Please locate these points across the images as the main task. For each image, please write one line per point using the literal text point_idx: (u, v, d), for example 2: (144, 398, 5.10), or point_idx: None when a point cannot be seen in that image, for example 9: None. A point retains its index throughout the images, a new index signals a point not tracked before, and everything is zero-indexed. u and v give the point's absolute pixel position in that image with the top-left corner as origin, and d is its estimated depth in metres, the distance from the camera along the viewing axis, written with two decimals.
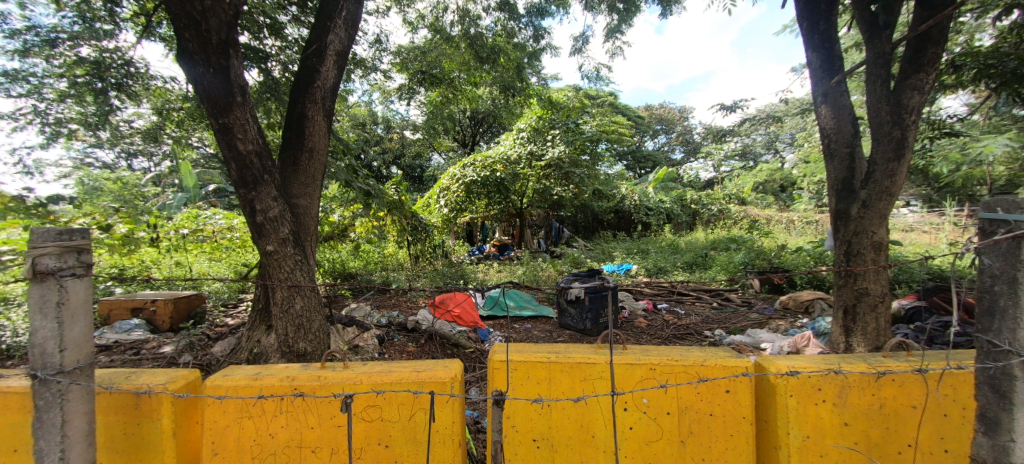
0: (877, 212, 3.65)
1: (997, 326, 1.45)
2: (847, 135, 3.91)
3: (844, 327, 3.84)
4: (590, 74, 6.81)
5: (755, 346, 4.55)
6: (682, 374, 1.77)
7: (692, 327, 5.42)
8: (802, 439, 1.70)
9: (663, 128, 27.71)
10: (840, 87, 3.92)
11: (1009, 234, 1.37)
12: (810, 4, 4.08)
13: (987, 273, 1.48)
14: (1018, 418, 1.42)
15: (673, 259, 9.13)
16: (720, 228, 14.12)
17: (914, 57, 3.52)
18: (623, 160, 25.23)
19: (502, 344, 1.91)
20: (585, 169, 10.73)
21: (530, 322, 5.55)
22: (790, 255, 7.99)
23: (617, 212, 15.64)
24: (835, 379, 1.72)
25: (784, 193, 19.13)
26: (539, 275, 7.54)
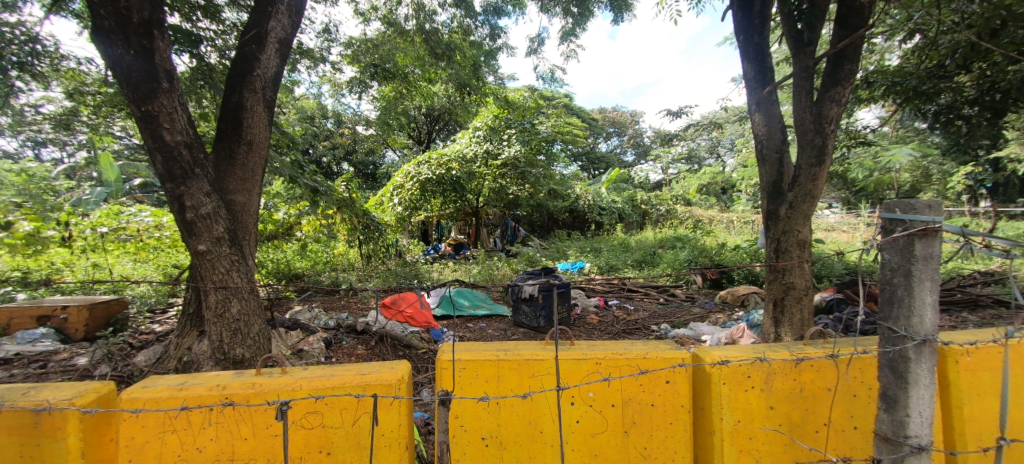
0: (802, 213, 3.97)
1: (896, 314, 1.63)
2: (777, 141, 4.22)
3: (773, 318, 4.15)
4: (546, 75, 6.90)
5: (696, 339, 4.81)
6: (626, 367, 1.83)
7: (640, 322, 5.64)
8: (733, 424, 1.82)
9: (616, 131, 28.61)
10: (770, 97, 4.22)
11: (905, 232, 1.55)
12: (745, 17, 4.36)
13: (887, 267, 1.65)
14: (912, 396, 1.61)
15: (624, 257, 9.45)
16: (668, 228, 14.80)
17: (833, 72, 3.85)
18: (577, 161, 25.81)
19: (449, 344, 1.89)
20: (540, 169, 10.86)
21: (484, 321, 5.55)
22: (729, 253, 8.50)
23: (572, 211, 15.96)
24: (762, 366, 1.85)
25: (725, 195, 20.33)
26: (494, 274, 7.55)
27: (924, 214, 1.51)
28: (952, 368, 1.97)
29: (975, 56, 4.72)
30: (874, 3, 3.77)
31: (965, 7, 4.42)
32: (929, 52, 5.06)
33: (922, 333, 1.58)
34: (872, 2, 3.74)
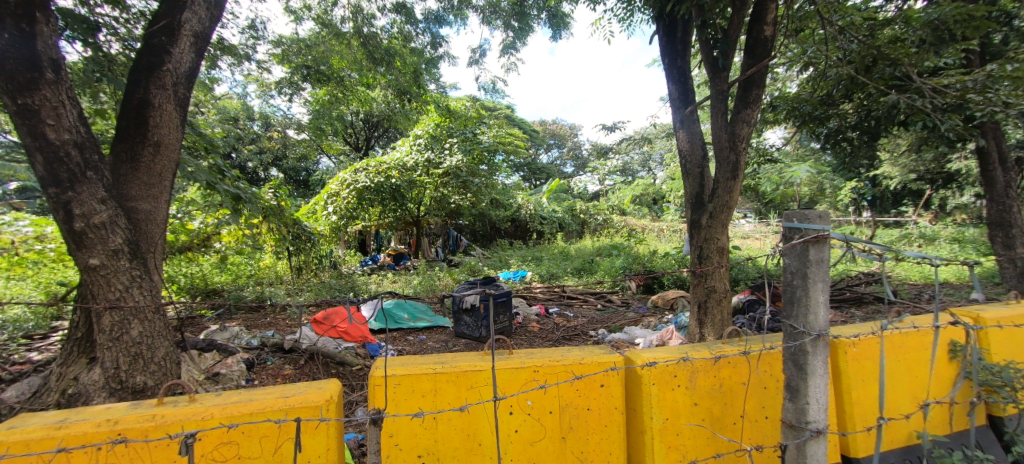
0: (720, 222, 4.32)
1: (796, 312, 1.81)
2: (698, 156, 4.58)
3: (698, 320, 4.45)
4: (487, 86, 6.97)
5: (631, 342, 5.02)
6: (562, 374, 1.87)
7: (579, 328, 5.80)
8: (662, 422, 1.92)
9: (556, 143, 29.47)
10: (692, 115, 4.58)
11: (801, 239, 1.74)
12: (670, 42, 4.71)
13: (788, 270, 1.84)
14: (811, 385, 1.80)
15: (564, 265, 9.70)
16: (604, 236, 15.43)
17: (743, 96, 4.25)
18: (519, 172, 26.26)
19: (382, 359, 1.81)
20: (482, 178, 10.89)
21: (425, 333, 5.43)
22: (660, 260, 9.02)
23: (513, 220, 16.13)
24: (686, 366, 1.98)
25: (657, 205, 21.62)
26: (435, 284, 7.41)
27: (815, 223, 1.72)
28: (842, 358, 2.23)
29: (856, 88, 5.44)
30: (775, 36, 4.24)
31: (847, 45, 5.10)
32: (821, 82, 5.76)
33: (817, 328, 1.77)
34: (774, 36, 4.20)
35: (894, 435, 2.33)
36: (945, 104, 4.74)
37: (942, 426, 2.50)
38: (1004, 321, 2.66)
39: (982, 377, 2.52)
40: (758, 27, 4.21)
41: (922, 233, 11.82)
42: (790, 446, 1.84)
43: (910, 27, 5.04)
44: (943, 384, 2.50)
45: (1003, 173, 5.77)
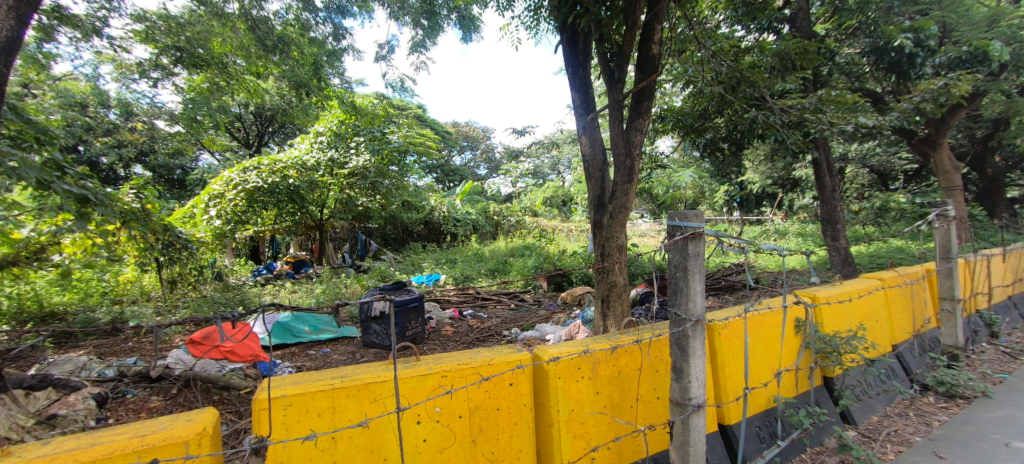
0: (619, 221, 4.65)
1: (678, 300, 2.02)
2: (599, 161, 4.88)
3: (602, 313, 4.75)
4: (395, 84, 6.75)
5: (542, 339, 5.17)
6: (469, 376, 1.85)
7: (493, 329, 5.84)
8: (568, 414, 2.01)
9: (469, 145, 29.50)
10: (593, 122, 4.88)
11: (682, 236, 1.94)
12: (572, 53, 4.97)
13: (672, 264, 2.03)
14: (693, 365, 2.02)
15: (478, 267, 9.73)
16: (517, 237, 15.81)
17: (636, 107, 4.63)
18: (432, 173, 25.81)
19: (268, 379, 1.62)
20: (393, 180, 10.48)
21: (329, 346, 5.07)
22: (569, 259, 9.44)
23: (426, 223, 15.81)
24: (588, 357, 2.09)
25: (566, 207, 22.70)
26: (341, 292, 6.95)
27: (692, 221, 1.93)
28: (717, 338, 2.53)
29: (725, 104, 6.23)
30: (661, 54, 4.68)
31: (717, 67, 5.81)
32: (699, 97, 6.48)
33: (695, 315, 1.99)
34: (660, 54, 4.64)
35: (757, 401, 2.72)
36: (789, 121, 5.64)
37: (792, 390, 2.97)
38: (833, 299, 3.24)
39: (820, 346, 3.04)
40: (647, 44, 4.62)
41: (779, 229, 13.92)
42: (677, 422, 2.06)
43: (764, 55, 5.91)
44: (792, 355, 2.98)
45: (831, 179, 7.02)
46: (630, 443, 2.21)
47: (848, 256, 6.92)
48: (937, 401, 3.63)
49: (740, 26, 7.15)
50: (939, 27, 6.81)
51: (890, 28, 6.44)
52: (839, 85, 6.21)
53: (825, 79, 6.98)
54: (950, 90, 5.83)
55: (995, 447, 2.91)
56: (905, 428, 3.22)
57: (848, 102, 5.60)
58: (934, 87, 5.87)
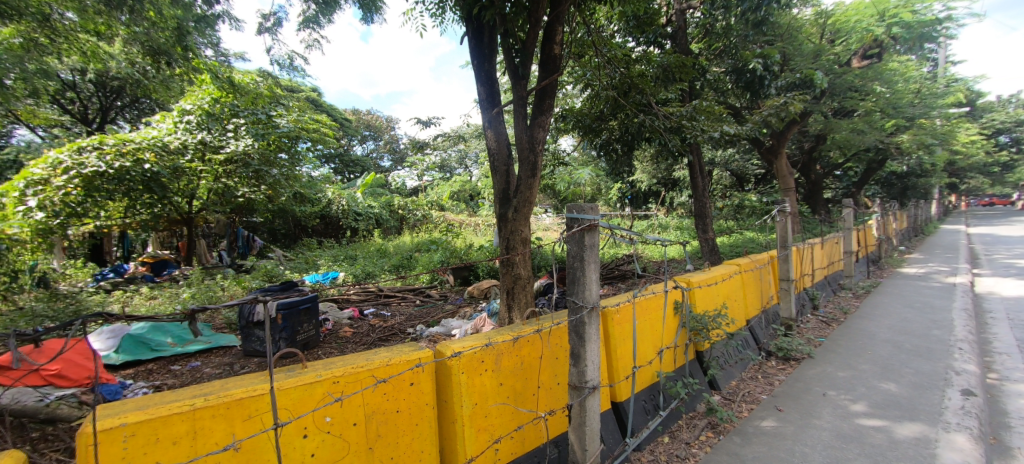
0: (524, 215, 4.74)
1: (575, 290, 2.11)
2: (504, 155, 4.90)
3: (507, 305, 4.82)
4: (283, 62, 6.11)
5: (447, 334, 5.09)
6: (363, 380, 1.73)
7: (397, 327, 5.61)
8: (471, 409, 1.98)
9: (371, 134, 28.00)
10: (499, 117, 4.87)
11: (580, 227, 2.03)
12: (478, 45, 4.92)
13: (570, 255, 2.12)
14: (588, 349, 2.14)
15: (381, 263, 9.29)
16: (423, 232, 15.44)
17: (540, 104, 4.75)
18: (329, 163, 23.97)
19: (99, 408, 1.32)
20: (282, 169, 9.31)
21: (201, 358, 4.44)
22: (476, 253, 9.47)
23: (322, 217, 14.67)
24: (491, 350, 2.09)
25: (473, 201, 22.79)
26: (216, 297, 6.12)
27: (588, 213, 2.03)
28: (609, 323, 2.71)
29: (618, 108, 6.70)
30: (562, 55, 4.87)
31: (612, 73, 6.25)
32: (596, 99, 6.87)
33: (590, 302, 2.10)
34: (561, 54, 4.81)
35: (643, 378, 2.98)
36: (670, 126, 6.27)
37: (672, 365, 3.31)
38: (704, 282, 3.67)
39: (693, 325, 3.43)
40: (548, 45, 4.77)
41: (663, 223, 15.45)
42: (575, 404, 2.17)
43: (650, 66, 6.49)
44: (672, 333, 3.31)
45: (703, 179, 7.94)
46: (532, 430, 2.26)
47: (715, 246, 7.90)
48: (777, 364, 4.32)
49: (631, 37, 7.72)
50: (782, 55, 8.10)
51: (746, 53, 7.47)
52: (709, 97, 7.05)
53: (699, 91, 7.88)
54: (787, 107, 6.98)
55: (817, 397, 3.54)
56: (755, 389, 3.77)
57: (714, 112, 6.41)
58: (777, 104, 6.95)
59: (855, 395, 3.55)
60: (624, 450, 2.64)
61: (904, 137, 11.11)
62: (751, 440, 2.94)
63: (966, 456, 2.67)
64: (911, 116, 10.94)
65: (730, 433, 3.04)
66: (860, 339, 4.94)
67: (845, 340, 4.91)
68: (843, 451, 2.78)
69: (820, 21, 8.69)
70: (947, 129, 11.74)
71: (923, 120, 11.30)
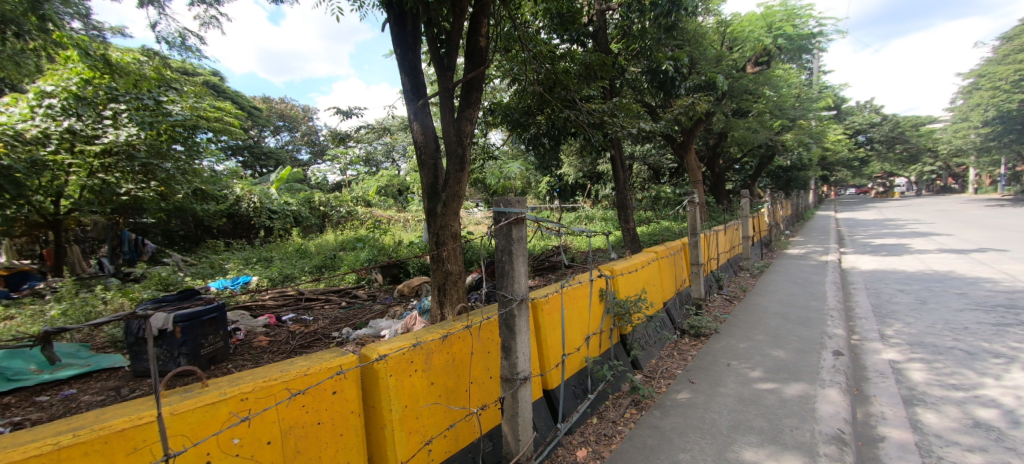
0: (453, 210, 4.66)
1: (504, 283, 2.11)
2: (431, 148, 4.75)
3: (438, 301, 4.72)
4: (172, 41, 5.43)
5: (376, 336, 4.88)
6: (277, 394, 1.57)
7: (320, 332, 5.26)
8: (401, 412, 1.90)
9: (286, 125, 25.96)
10: (424, 109, 4.73)
11: (507, 221, 2.03)
12: (401, 34, 4.71)
13: (498, 248, 2.12)
14: (518, 341, 2.16)
15: (301, 264, 8.67)
16: (348, 230, 14.68)
17: (467, 97, 4.69)
18: (237, 156, 21.86)
19: None
20: (175, 163, 8.20)
21: (78, 384, 3.83)
22: (405, 249, 9.17)
23: (230, 216, 13.30)
24: (420, 349, 2.02)
25: (402, 197, 22.15)
26: (96, 313, 5.31)
27: (515, 207, 2.03)
28: (539, 313, 2.76)
29: (545, 103, 6.83)
30: (488, 48, 4.82)
31: (538, 68, 6.35)
32: (523, 94, 6.92)
33: (519, 294, 2.12)
34: (487, 47, 4.76)
35: (573, 364, 3.08)
36: (593, 122, 6.52)
37: (599, 350, 3.46)
38: (626, 269, 3.87)
39: (617, 310, 3.61)
40: (475, 37, 4.69)
41: (588, 215, 16.07)
42: (507, 397, 2.18)
43: (573, 63, 6.66)
44: (598, 319, 3.45)
45: (624, 172, 8.33)
46: (465, 427, 2.23)
47: (635, 235, 8.35)
48: (690, 341, 4.68)
49: (555, 35, 7.86)
50: (690, 59, 8.74)
51: (659, 55, 7.92)
52: (627, 95, 7.43)
53: (618, 89, 8.26)
54: (695, 107, 7.57)
55: (722, 368, 3.90)
56: (672, 365, 4.06)
57: (632, 110, 6.74)
58: (686, 103, 7.51)
59: (753, 363, 3.95)
60: (556, 435, 2.71)
61: (788, 135, 12.57)
62: (668, 413, 3.15)
63: (839, 408, 3.09)
64: (794, 117, 12.42)
65: (651, 408, 3.24)
66: (756, 313, 5.51)
67: (744, 315, 5.46)
68: (744, 413, 3.09)
69: (720, 29, 9.52)
70: (820, 128, 13.51)
71: (802, 121, 12.87)
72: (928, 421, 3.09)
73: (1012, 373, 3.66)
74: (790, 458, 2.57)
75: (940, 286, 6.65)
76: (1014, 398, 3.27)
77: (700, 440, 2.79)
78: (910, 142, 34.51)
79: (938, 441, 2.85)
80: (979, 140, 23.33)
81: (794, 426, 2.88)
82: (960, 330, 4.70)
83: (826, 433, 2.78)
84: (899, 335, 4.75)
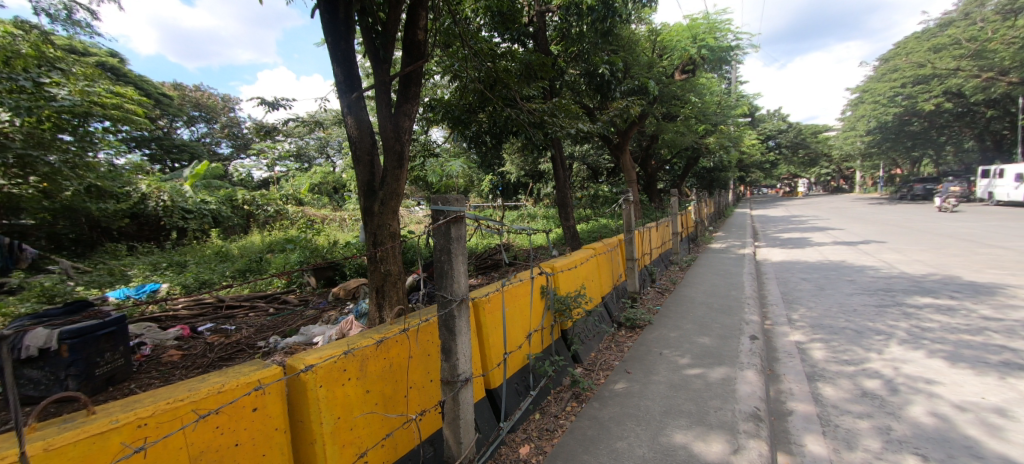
0: (391, 209, 4.48)
1: (443, 284, 2.05)
2: (367, 144, 4.53)
3: (377, 304, 4.52)
4: (55, 14, 4.75)
5: (308, 343, 4.57)
6: (183, 416, 1.40)
7: (243, 342, 4.85)
8: (333, 424, 1.77)
9: (202, 115, 23.73)
10: (359, 102, 4.49)
11: (446, 220, 1.97)
12: (332, 21, 4.41)
13: (436, 248, 2.05)
14: (459, 343, 2.10)
15: (222, 269, 7.97)
16: (277, 230, 13.75)
17: (404, 91, 4.52)
18: (145, 149, 19.69)
19: None
20: (61, 155, 7.16)
21: None
22: (340, 251, 8.73)
23: (133, 216, 11.77)
24: (354, 356, 1.90)
25: (337, 195, 21.15)
26: None
27: (454, 206, 1.97)
28: (480, 312, 2.72)
29: (486, 101, 6.81)
30: (427, 42, 4.67)
31: (479, 66, 6.29)
32: (464, 91, 6.83)
33: (459, 294, 2.07)
34: (426, 40, 4.61)
35: (515, 362, 3.07)
36: (533, 122, 6.56)
37: (540, 346, 3.48)
38: (566, 267, 3.93)
39: (558, 306, 3.66)
40: (413, 30, 4.53)
41: (530, 213, 16.29)
42: (448, 400, 2.12)
43: (514, 61, 6.67)
44: (539, 316, 3.48)
45: (565, 171, 8.50)
46: (403, 435, 2.13)
47: (575, 232, 8.56)
48: (626, 332, 4.87)
49: (496, 33, 7.84)
50: (624, 64, 9.10)
51: (597, 58, 8.15)
52: (565, 96, 7.57)
53: (557, 90, 8.40)
54: (629, 110, 7.92)
55: (655, 356, 4.09)
56: (610, 357, 4.19)
57: (571, 111, 6.88)
58: (621, 106, 7.82)
59: (682, 350, 4.19)
60: (499, 435, 2.69)
61: (711, 139, 13.53)
62: (606, 403, 3.24)
63: (755, 387, 3.35)
64: (715, 123, 13.40)
65: (590, 400, 3.32)
66: (684, 304, 5.86)
67: (674, 306, 5.78)
68: (675, 398, 3.25)
69: (651, 37, 10.01)
70: (738, 133, 14.67)
71: (723, 126, 13.93)
72: (827, 393, 3.44)
73: (891, 348, 4.18)
74: (715, 437, 2.73)
75: (835, 274, 7.47)
76: (893, 369, 3.73)
77: (635, 427, 2.90)
78: (812, 148, 38.62)
79: (835, 411, 3.18)
80: (865, 147, 26.63)
81: (718, 407, 3.08)
82: (851, 312, 5.30)
83: (745, 411, 3.00)
84: (803, 318, 5.26)
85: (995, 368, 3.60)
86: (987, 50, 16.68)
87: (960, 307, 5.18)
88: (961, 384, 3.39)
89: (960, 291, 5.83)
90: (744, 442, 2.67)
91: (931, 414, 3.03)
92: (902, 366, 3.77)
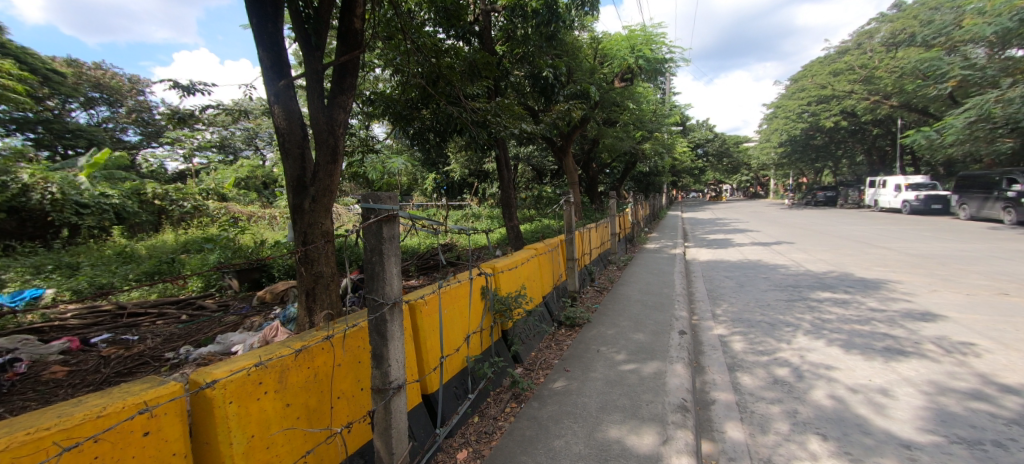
0: (323, 206, 4.21)
1: (374, 286, 1.93)
2: (297, 136, 4.22)
3: (307, 308, 4.23)
4: None
5: (225, 353, 4.18)
6: (49, 449, 1.19)
7: (147, 354, 4.34)
8: (245, 443, 1.61)
9: (103, 97, 21.14)
10: (288, 90, 4.17)
11: (376, 218, 1.86)
12: (257, 2, 4.05)
13: (367, 248, 1.94)
14: (391, 348, 2.00)
15: (126, 271, 7.13)
16: (195, 228, 12.58)
17: (339, 81, 4.27)
18: (31, 135, 17.21)
19: None
20: None
21: None
22: (268, 250, 8.15)
23: (11, 211, 10.15)
24: (271, 367, 1.74)
25: (267, 190, 19.79)
26: None
27: (384, 203, 1.87)
28: (417, 315, 2.63)
29: (428, 98, 6.70)
30: (365, 31, 4.46)
31: (421, 61, 6.16)
32: (406, 86, 6.69)
33: (391, 297, 1.96)
34: (363, 29, 4.40)
35: (452, 365, 2.99)
36: (476, 120, 6.48)
37: (480, 348, 3.42)
38: (507, 267, 3.90)
39: (498, 307, 3.63)
40: (349, 17, 4.30)
41: (473, 213, 16.20)
42: (379, 409, 2.00)
43: (457, 58, 6.54)
44: (478, 318, 3.42)
45: (508, 171, 8.52)
46: (329, 450, 1.99)
47: (518, 232, 8.61)
48: (566, 331, 4.95)
49: (440, 29, 7.69)
50: (567, 68, 9.31)
51: (541, 62, 8.23)
52: (509, 97, 7.58)
53: (502, 90, 8.41)
54: (570, 114, 8.09)
55: (592, 354, 4.19)
56: (549, 356, 4.23)
57: (514, 111, 6.90)
58: (563, 110, 7.97)
59: (617, 347, 4.32)
60: (436, 441, 2.59)
61: (647, 145, 14.19)
62: (545, 402, 3.26)
63: (683, 379, 3.52)
64: (651, 130, 14.10)
65: (529, 400, 3.33)
66: (620, 302, 6.07)
67: (611, 304, 5.97)
68: (610, 394, 3.34)
69: (594, 45, 10.33)
70: (670, 141, 15.53)
71: (657, 134, 14.69)
72: (744, 382, 3.70)
73: (798, 338, 4.59)
74: (646, 430, 2.83)
75: (752, 272, 8.11)
76: (799, 357, 4.10)
77: (572, 424, 2.93)
78: (735, 158, 41.95)
79: (752, 398, 3.42)
80: (778, 158, 29.33)
81: (649, 401, 3.20)
82: (766, 307, 5.77)
83: (673, 403, 3.14)
84: (726, 313, 5.64)
85: (881, 354, 4.06)
86: (875, 76, 18.98)
87: (853, 301, 5.81)
88: (854, 369, 3.78)
89: (853, 286, 6.55)
90: (673, 432, 2.78)
91: (830, 396, 3.35)
92: (807, 354, 4.15)
